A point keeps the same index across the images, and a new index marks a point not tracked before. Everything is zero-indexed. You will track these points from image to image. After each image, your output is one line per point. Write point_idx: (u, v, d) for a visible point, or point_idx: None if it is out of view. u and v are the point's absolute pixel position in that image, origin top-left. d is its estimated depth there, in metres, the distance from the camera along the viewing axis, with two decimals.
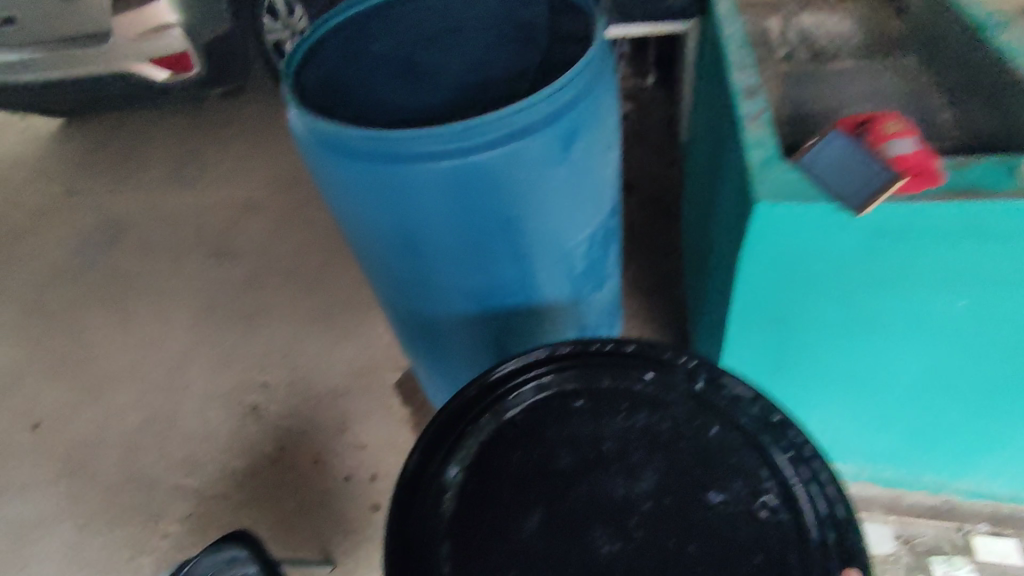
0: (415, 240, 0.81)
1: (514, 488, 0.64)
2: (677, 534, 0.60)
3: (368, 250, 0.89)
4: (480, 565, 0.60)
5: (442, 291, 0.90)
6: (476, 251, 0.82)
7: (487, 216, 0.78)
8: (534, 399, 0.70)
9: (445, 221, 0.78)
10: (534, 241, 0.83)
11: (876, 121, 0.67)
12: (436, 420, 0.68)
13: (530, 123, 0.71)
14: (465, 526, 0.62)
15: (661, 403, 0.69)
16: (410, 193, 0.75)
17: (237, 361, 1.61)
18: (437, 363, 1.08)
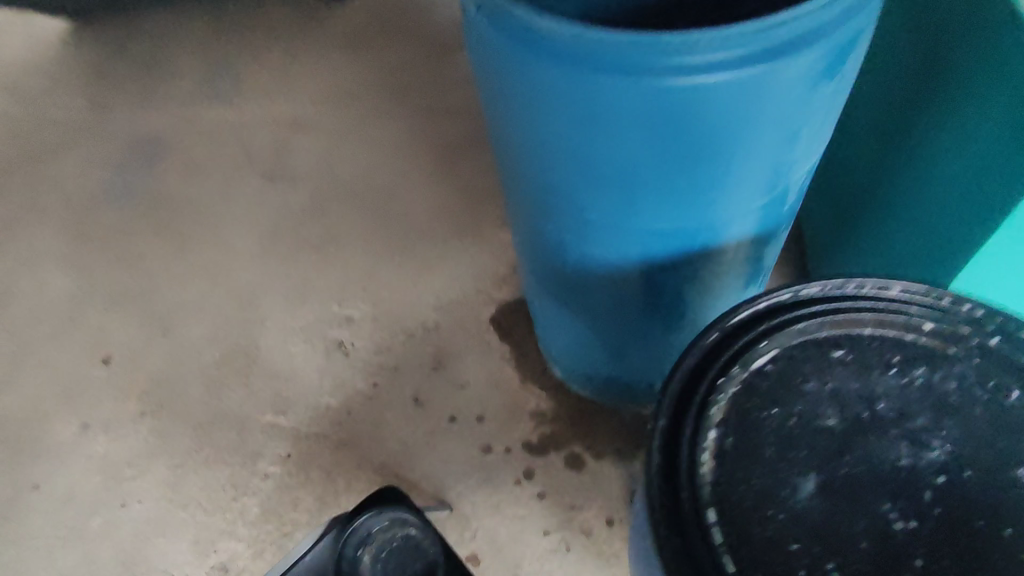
0: (605, 170, 0.69)
1: (776, 451, 0.53)
2: (983, 513, 0.50)
3: (534, 177, 0.77)
4: (752, 541, 0.50)
5: (615, 232, 0.79)
6: (674, 187, 0.70)
7: (701, 149, 0.65)
8: (784, 346, 0.58)
9: (651, 150, 0.65)
10: (741, 182, 0.71)
11: None
12: (675, 369, 0.57)
13: (802, 32, 0.57)
14: (725, 495, 0.52)
15: (945, 359, 0.56)
16: (620, 112, 0.62)
17: (315, 292, 1.51)
18: (583, 306, 0.98)
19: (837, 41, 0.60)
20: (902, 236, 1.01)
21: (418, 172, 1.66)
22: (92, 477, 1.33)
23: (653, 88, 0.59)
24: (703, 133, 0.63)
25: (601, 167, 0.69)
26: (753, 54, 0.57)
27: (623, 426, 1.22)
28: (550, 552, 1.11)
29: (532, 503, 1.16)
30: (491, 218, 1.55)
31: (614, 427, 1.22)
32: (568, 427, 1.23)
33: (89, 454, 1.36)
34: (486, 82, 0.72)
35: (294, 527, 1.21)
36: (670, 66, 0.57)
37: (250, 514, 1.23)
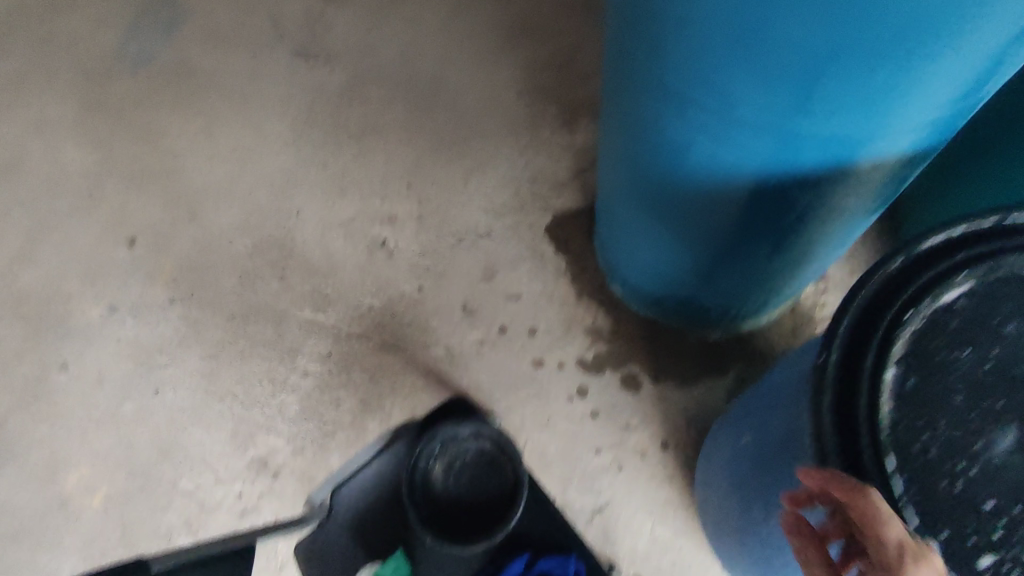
0: (764, 54, 0.56)
1: (969, 398, 0.49)
2: None
3: (663, 56, 0.64)
4: (949, 495, 0.47)
5: (749, 132, 0.66)
6: (847, 80, 0.56)
7: (902, 32, 0.50)
8: (982, 283, 0.51)
9: (835, 29, 0.51)
10: (932, 79, 0.56)
11: None
12: (852, 300, 0.50)
13: None
14: (915, 443, 0.48)
15: None
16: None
17: (356, 185, 1.39)
18: (679, 219, 0.87)
19: None
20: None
21: (470, 58, 1.50)
22: (123, 361, 1.28)
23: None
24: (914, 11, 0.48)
25: (769, 48, 0.55)
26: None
27: (685, 351, 1.16)
28: (602, 470, 1.09)
29: (585, 421, 1.12)
30: (551, 117, 1.41)
31: (675, 350, 1.16)
32: (627, 347, 1.17)
33: (118, 338, 1.30)
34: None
35: (336, 426, 1.18)
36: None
37: (291, 410, 1.20)
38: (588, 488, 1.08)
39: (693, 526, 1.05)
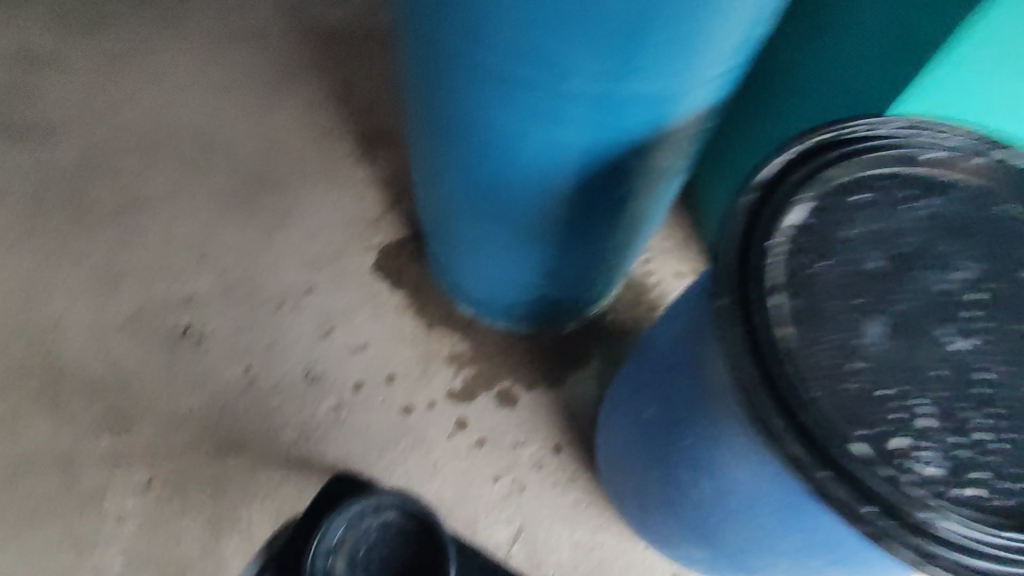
0: (584, 22, 0.56)
1: (843, 298, 0.51)
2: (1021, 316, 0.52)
3: (483, 35, 0.61)
4: (853, 393, 0.47)
5: (573, 111, 0.67)
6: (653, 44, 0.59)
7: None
8: (829, 191, 0.54)
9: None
10: (723, 34, 0.61)
11: None
12: (724, 237, 0.51)
13: None
14: (816, 356, 0.48)
15: (943, 185, 0.57)
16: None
17: (131, 273, 1.15)
18: (517, 217, 0.85)
19: None
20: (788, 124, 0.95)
21: (238, 106, 1.33)
22: None
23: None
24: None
25: (583, 16, 0.56)
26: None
27: (547, 351, 1.15)
28: (505, 498, 1.03)
29: (472, 454, 1.05)
30: (346, 150, 1.31)
31: (537, 353, 1.15)
32: (491, 364, 1.13)
33: None
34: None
35: (180, 567, 0.95)
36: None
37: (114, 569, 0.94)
38: (496, 521, 1.01)
39: (607, 519, 1.03)
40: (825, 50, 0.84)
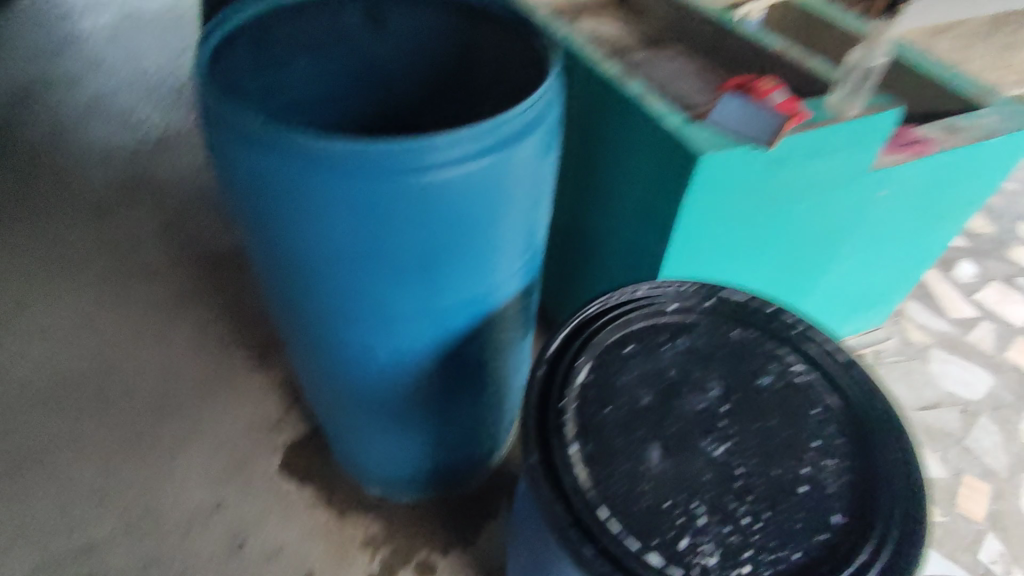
0: (397, 261, 0.75)
1: (624, 433, 0.66)
2: (761, 416, 0.69)
3: (326, 283, 0.79)
4: (641, 509, 0.60)
5: (405, 320, 0.84)
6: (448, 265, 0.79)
7: (474, 224, 0.75)
8: (603, 350, 0.72)
9: (432, 234, 0.74)
10: (509, 244, 0.82)
11: (756, 82, 0.88)
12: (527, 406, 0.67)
13: (516, 128, 0.72)
14: (609, 486, 0.61)
15: (689, 325, 0.76)
16: (400, 207, 0.69)
17: (30, 532, 1.15)
18: (390, 406, 0.99)
19: (546, 128, 0.76)
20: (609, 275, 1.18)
21: (136, 342, 1.43)
22: None
23: (422, 184, 0.68)
24: (471, 214, 0.74)
25: (386, 259, 0.75)
26: (488, 146, 0.70)
27: (458, 512, 1.22)
28: None
29: None
30: (244, 361, 1.41)
31: (449, 517, 1.21)
32: (406, 539, 1.18)
33: None
34: (252, 199, 0.73)
35: None
36: (429, 163, 0.67)
37: None
38: None
39: None
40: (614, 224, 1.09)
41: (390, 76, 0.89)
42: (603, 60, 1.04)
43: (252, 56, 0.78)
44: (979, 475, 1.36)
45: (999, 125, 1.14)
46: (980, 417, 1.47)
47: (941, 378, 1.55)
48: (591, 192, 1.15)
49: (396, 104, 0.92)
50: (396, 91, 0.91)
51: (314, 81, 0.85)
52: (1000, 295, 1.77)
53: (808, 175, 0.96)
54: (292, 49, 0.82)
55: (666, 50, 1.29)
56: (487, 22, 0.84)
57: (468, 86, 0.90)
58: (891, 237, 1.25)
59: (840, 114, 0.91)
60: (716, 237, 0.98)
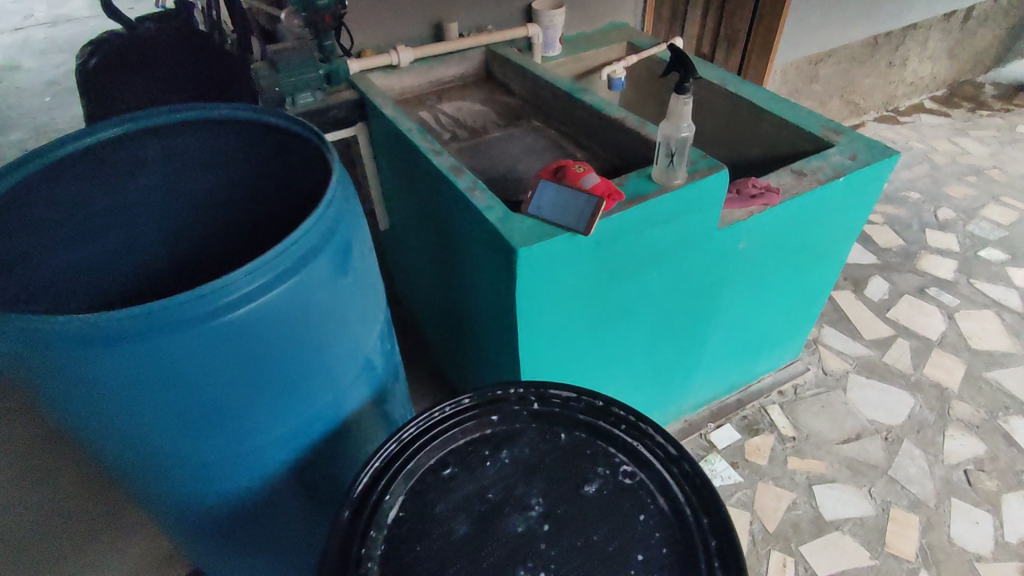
0: (216, 408, 0.70)
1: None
2: (582, 531, 0.65)
3: (150, 451, 0.72)
4: None
5: (234, 465, 0.78)
6: (262, 403, 0.74)
7: (292, 348, 0.72)
8: (420, 478, 0.69)
9: (246, 370, 0.70)
10: (343, 356, 0.79)
11: (567, 167, 0.91)
12: (328, 558, 0.62)
13: (300, 256, 0.68)
14: None
15: (513, 434, 0.72)
16: (198, 354, 0.65)
17: None
18: (249, 547, 0.91)
19: (339, 246, 0.73)
20: (485, 360, 1.15)
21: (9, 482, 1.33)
22: None
23: (214, 327, 0.64)
24: (284, 340, 0.71)
25: (183, 414, 0.69)
26: (282, 273, 0.67)
27: None
28: None
29: None
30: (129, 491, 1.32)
31: None
32: None
33: None
34: (18, 381, 0.67)
35: None
36: (216, 306, 0.63)
37: None
38: None
39: None
40: (477, 310, 1.08)
41: (228, 172, 0.89)
42: (440, 152, 1.05)
43: (51, 196, 0.77)
44: (907, 506, 1.31)
45: (849, 163, 1.15)
46: (903, 443, 1.43)
47: (866, 406, 1.52)
48: (454, 278, 1.13)
49: (225, 212, 0.94)
50: (223, 202, 0.93)
51: (128, 203, 0.87)
52: (913, 309, 1.77)
53: (647, 245, 0.96)
54: (108, 172, 0.82)
55: (521, 126, 1.30)
56: (296, 137, 0.81)
57: (291, 185, 0.88)
58: (771, 282, 1.25)
59: (666, 184, 0.92)
60: (564, 316, 0.98)
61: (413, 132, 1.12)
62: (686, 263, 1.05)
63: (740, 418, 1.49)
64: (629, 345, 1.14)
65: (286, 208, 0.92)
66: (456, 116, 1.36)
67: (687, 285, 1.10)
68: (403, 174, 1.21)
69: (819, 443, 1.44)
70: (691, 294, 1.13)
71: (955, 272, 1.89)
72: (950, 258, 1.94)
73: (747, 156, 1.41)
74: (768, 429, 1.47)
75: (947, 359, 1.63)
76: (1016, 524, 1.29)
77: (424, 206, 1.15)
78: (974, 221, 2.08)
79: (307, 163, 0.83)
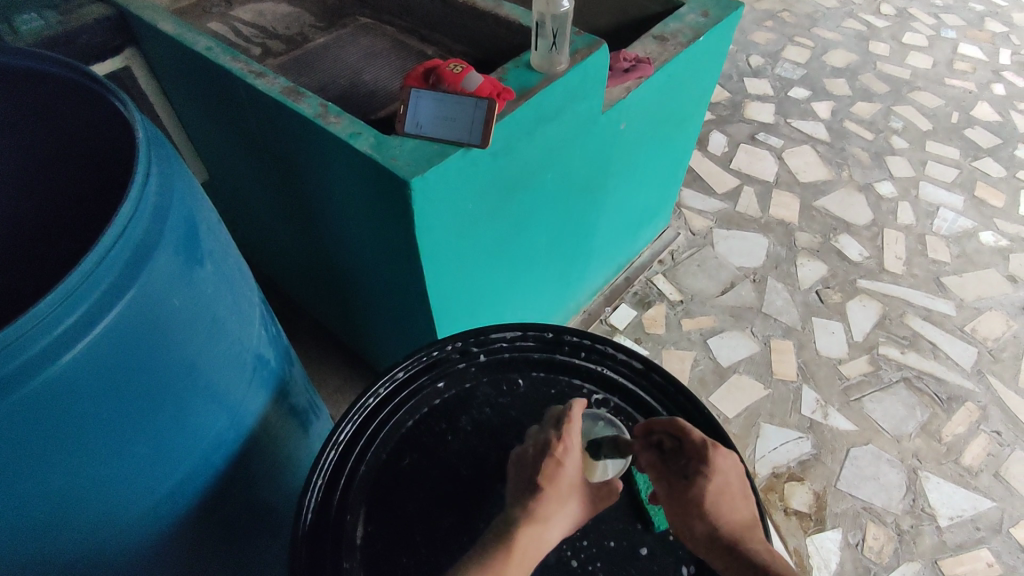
0: (77, 487, 0.50)
1: None
2: None
3: None
4: None
5: (125, 546, 0.58)
6: (144, 460, 0.54)
7: (162, 381, 0.52)
8: (376, 481, 0.57)
9: (106, 431, 0.49)
10: (229, 366, 0.61)
11: (439, 67, 0.75)
12: None
13: (135, 253, 0.47)
14: None
15: (467, 396, 0.63)
16: (24, 433, 0.44)
17: None
18: None
19: (179, 226, 0.52)
20: (381, 309, 1.01)
21: None
22: None
23: (35, 390, 0.43)
24: (145, 372, 0.50)
25: (28, 515, 0.48)
26: (114, 283, 0.46)
27: None
28: None
29: None
30: None
31: None
32: None
33: None
34: None
35: None
36: (28, 362, 0.42)
37: None
38: None
39: None
40: (360, 256, 0.91)
41: None
42: (260, 72, 0.81)
43: None
44: (782, 335, 1.48)
45: (703, 20, 1.11)
46: (768, 281, 1.59)
47: (732, 255, 1.64)
48: (322, 227, 0.94)
49: None
50: None
51: None
52: (749, 157, 1.91)
53: (540, 146, 0.86)
54: None
55: (348, 26, 1.07)
56: (50, 81, 0.56)
57: (59, 156, 0.63)
58: (646, 158, 1.23)
59: (551, 71, 0.80)
60: (468, 244, 0.86)
61: (212, 46, 0.85)
62: (576, 152, 0.96)
63: (632, 296, 1.54)
64: (531, 257, 1.07)
65: (60, 187, 0.65)
66: (261, 21, 1.08)
67: (578, 176, 1.03)
68: (211, 106, 0.94)
69: (701, 298, 1.54)
70: (582, 184, 1.06)
71: (775, 115, 2.05)
72: (768, 102, 2.09)
73: (596, 28, 1.33)
74: (658, 299, 1.53)
75: (785, 196, 1.80)
76: (860, 325, 1.51)
77: (253, 144, 0.91)
78: (779, 64, 2.25)
79: (75, 120, 0.58)
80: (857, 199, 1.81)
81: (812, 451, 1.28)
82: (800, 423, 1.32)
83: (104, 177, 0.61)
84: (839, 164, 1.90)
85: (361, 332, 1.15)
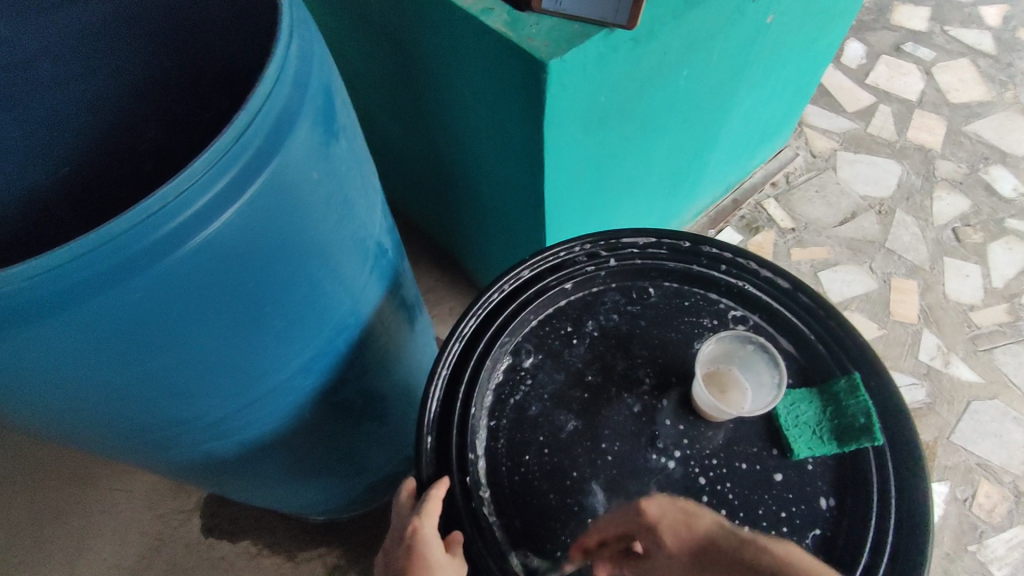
0: (220, 352, 0.51)
1: (551, 483, 0.52)
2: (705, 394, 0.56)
3: (150, 426, 0.54)
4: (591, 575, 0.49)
5: (257, 412, 0.61)
6: (277, 334, 0.55)
7: (296, 260, 0.52)
8: (501, 378, 0.57)
9: (245, 302, 0.50)
10: (354, 251, 0.59)
11: None
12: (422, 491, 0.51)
13: (278, 120, 0.45)
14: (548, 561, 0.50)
15: (593, 301, 0.60)
16: (175, 295, 0.44)
17: None
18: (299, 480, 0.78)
19: (317, 96, 0.49)
20: (489, 209, 0.98)
21: None
22: None
23: (187, 254, 0.42)
24: (282, 247, 0.49)
25: (179, 372, 0.50)
26: (257, 152, 0.44)
27: None
28: None
29: None
30: None
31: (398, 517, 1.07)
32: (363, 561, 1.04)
33: None
34: None
35: None
36: (180, 227, 0.41)
37: None
38: None
39: None
40: (474, 150, 0.87)
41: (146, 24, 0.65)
42: None
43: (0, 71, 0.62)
44: (905, 274, 1.34)
45: None
46: (896, 213, 1.43)
47: (859, 182, 1.48)
48: (433, 116, 0.90)
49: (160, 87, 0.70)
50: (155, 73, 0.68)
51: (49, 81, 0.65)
52: (891, 70, 1.67)
53: (682, 34, 0.76)
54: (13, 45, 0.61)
55: None
56: None
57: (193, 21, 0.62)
58: (784, 61, 1.08)
59: None
60: (591, 143, 0.80)
61: None
62: (716, 47, 0.86)
63: (739, 220, 1.43)
64: (647, 165, 0.99)
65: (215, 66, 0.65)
66: None
67: (711, 77, 0.92)
68: None
69: (816, 228, 1.41)
70: (713, 87, 0.96)
71: (929, 20, 1.76)
72: (922, 5, 1.80)
73: None
74: (767, 225, 1.42)
75: (928, 118, 1.58)
76: (1001, 269, 1.35)
77: (370, 27, 0.86)
78: None
79: None
80: (1018, 124, 1.56)
81: (926, 399, 1.19)
82: (915, 369, 1.22)
83: (235, 39, 0.60)
84: (1001, 83, 1.64)
85: (462, 234, 1.14)
